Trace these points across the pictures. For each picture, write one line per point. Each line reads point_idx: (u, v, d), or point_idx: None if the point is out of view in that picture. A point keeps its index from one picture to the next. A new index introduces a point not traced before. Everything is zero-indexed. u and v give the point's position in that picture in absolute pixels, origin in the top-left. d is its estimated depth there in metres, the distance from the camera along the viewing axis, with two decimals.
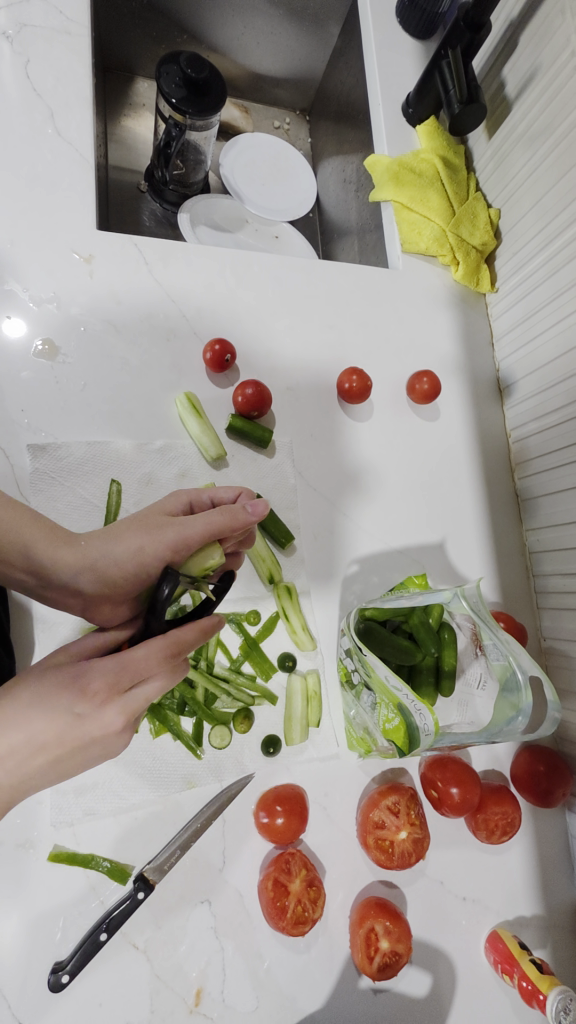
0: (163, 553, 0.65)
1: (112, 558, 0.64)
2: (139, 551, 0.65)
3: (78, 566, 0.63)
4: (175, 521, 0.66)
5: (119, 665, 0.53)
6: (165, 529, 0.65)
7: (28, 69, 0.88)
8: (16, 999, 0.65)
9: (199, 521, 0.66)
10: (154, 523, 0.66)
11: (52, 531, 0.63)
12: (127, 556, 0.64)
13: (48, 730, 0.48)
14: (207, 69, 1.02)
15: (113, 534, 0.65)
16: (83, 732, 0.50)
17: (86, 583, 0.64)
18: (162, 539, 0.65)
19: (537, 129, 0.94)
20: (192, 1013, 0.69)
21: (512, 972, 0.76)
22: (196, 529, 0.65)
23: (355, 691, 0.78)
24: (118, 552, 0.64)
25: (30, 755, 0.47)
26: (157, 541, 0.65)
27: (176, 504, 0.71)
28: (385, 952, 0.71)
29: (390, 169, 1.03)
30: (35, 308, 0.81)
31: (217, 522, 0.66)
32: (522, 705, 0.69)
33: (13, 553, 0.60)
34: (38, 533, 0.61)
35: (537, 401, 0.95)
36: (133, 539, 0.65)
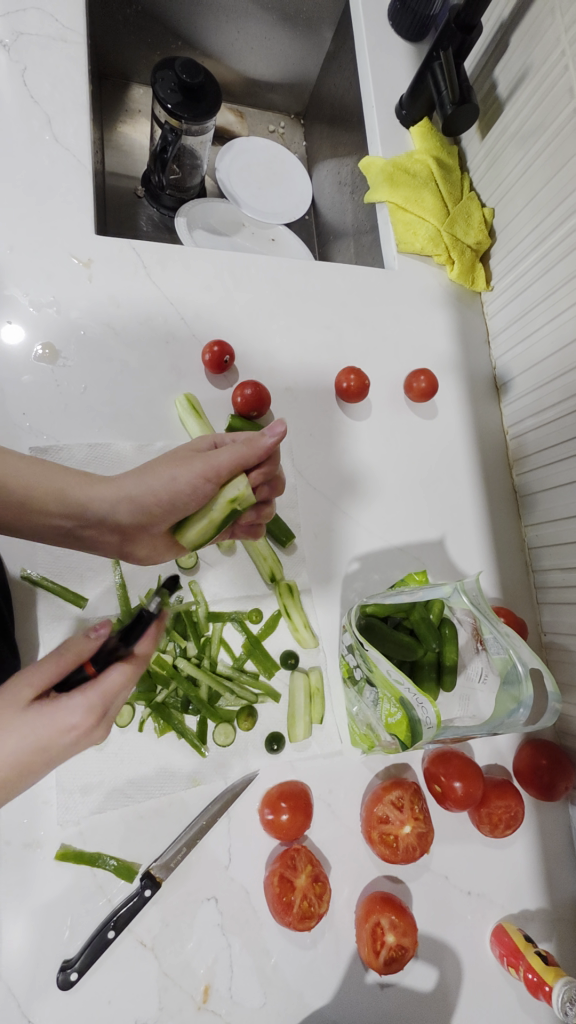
0: (195, 482, 0.67)
1: (148, 492, 0.65)
2: (173, 484, 0.66)
3: (115, 499, 0.64)
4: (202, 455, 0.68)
5: (98, 696, 0.53)
6: (194, 461, 0.67)
7: (25, 77, 0.89)
8: (25, 996, 0.66)
9: (224, 453, 0.68)
10: (183, 457, 0.68)
11: (84, 478, 0.63)
12: (161, 488, 0.66)
13: (44, 762, 0.49)
14: (202, 74, 1.03)
15: (146, 470, 0.66)
16: (69, 755, 0.52)
17: (123, 516, 0.66)
18: (193, 469, 0.67)
19: (529, 128, 0.95)
20: (200, 1010, 0.70)
21: (518, 965, 0.76)
22: (223, 458, 0.68)
23: (357, 687, 0.79)
24: (152, 483, 0.65)
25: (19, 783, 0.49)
26: (189, 470, 0.67)
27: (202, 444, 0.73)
28: (391, 945, 0.71)
29: (385, 170, 1.04)
30: (35, 312, 0.82)
31: (241, 453, 0.68)
32: (522, 697, 0.69)
33: (48, 502, 0.61)
34: (70, 479, 0.62)
35: (534, 396, 0.96)
36: (164, 473, 0.66)
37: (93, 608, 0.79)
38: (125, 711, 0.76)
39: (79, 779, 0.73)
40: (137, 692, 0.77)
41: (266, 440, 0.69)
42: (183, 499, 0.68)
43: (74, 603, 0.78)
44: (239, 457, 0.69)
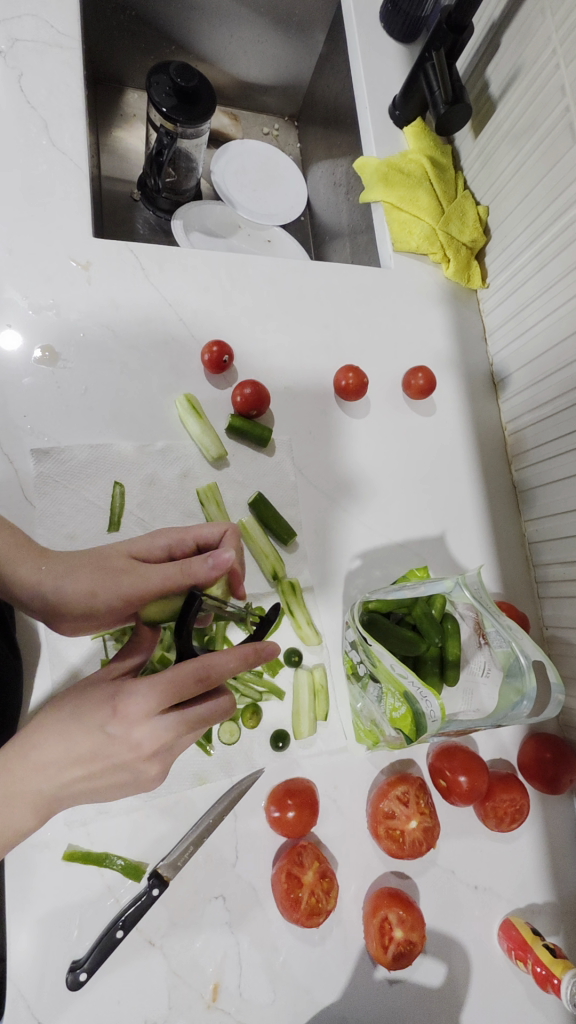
0: (115, 600, 0.65)
1: (67, 591, 0.65)
2: (91, 595, 0.65)
3: (36, 586, 0.64)
4: (132, 570, 0.66)
5: (150, 691, 0.51)
6: (120, 577, 0.65)
7: (21, 82, 0.90)
8: (33, 997, 0.66)
9: (157, 571, 0.65)
10: (111, 565, 0.66)
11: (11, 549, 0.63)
12: (80, 596, 0.65)
13: (82, 745, 0.49)
14: (196, 79, 1.04)
15: (72, 568, 0.65)
16: (116, 752, 0.50)
17: (41, 607, 0.66)
18: (117, 586, 0.65)
19: (521, 127, 0.95)
20: (210, 1008, 0.70)
21: (526, 958, 0.76)
22: (152, 579, 0.64)
23: (361, 683, 0.79)
24: (70, 588, 0.65)
25: (64, 766, 0.49)
26: (111, 586, 0.65)
27: (153, 548, 0.69)
28: (399, 940, 0.72)
29: (379, 170, 1.05)
30: (35, 315, 0.83)
31: (174, 578, 0.64)
32: (526, 689, 0.70)
33: None
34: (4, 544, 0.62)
35: (531, 392, 0.96)
36: (87, 577, 0.65)
37: None
38: None
39: None
40: None
41: (207, 567, 0.63)
42: (100, 609, 0.66)
43: None
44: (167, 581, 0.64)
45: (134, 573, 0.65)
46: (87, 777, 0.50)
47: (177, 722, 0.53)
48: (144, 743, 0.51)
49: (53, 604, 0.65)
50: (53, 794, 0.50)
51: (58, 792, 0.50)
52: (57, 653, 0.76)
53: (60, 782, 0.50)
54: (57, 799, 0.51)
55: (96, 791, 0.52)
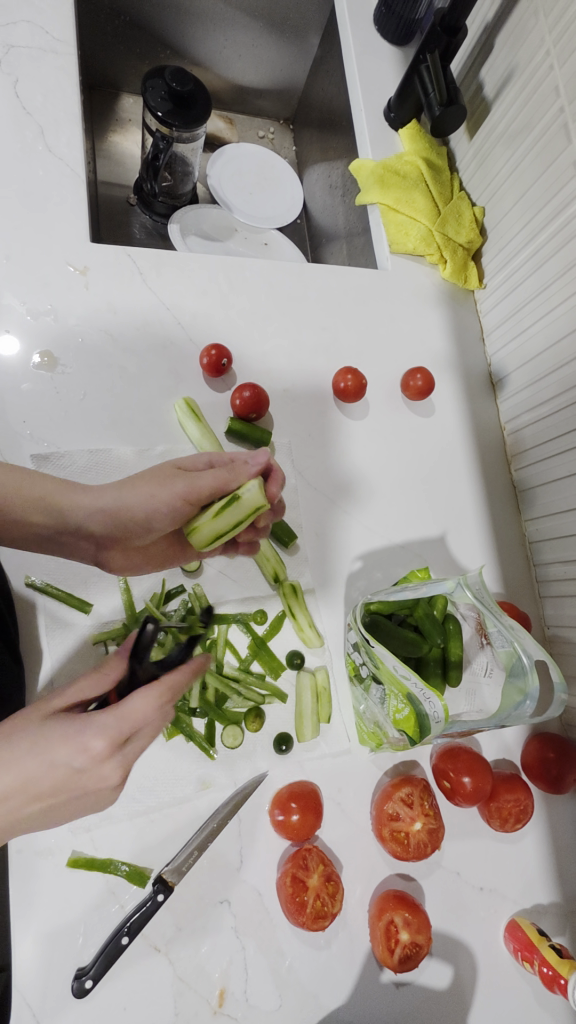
0: (174, 498, 0.71)
1: (124, 505, 0.70)
2: (150, 502, 0.71)
3: (93, 510, 0.68)
4: (183, 474, 0.72)
5: (119, 719, 0.51)
6: (173, 483, 0.71)
7: (17, 88, 0.90)
8: (38, 1003, 0.66)
9: (206, 475, 0.72)
10: (162, 475, 0.72)
11: (63, 485, 0.67)
12: (140, 503, 0.70)
13: (44, 780, 0.47)
14: (192, 83, 1.04)
15: (127, 483, 0.70)
16: (80, 783, 0.50)
17: (100, 526, 0.70)
18: (173, 491, 0.71)
19: (516, 128, 0.96)
20: (216, 1014, 0.69)
21: (533, 959, 0.76)
22: (204, 480, 0.72)
23: (364, 685, 0.79)
24: (130, 499, 0.70)
25: (23, 804, 0.47)
26: (168, 487, 0.71)
27: (197, 462, 0.76)
28: (405, 943, 0.71)
29: (375, 172, 1.06)
30: (33, 321, 0.83)
31: (222, 475, 0.73)
32: (529, 689, 0.70)
33: (34, 508, 0.64)
34: (53, 488, 0.66)
35: (529, 392, 0.96)
36: (142, 492, 0.70)
37: (97, 612, 0.78)
38: None
39: None
40: None
41: (249, 466, 0.74)
42: (157, 515, 0.72)
43: (79, 609, 0.77)
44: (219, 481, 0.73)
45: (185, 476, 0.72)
46: (45, 810, 0.49)
47: (137, 748, 0.53)
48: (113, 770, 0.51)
49: (117, 519, 0.70)
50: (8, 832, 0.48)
51: (14, 828, 0.48)
52: (59, 657, 0.76)
53: (17, 817, 0.47)
54: (11, 831, 0.49)
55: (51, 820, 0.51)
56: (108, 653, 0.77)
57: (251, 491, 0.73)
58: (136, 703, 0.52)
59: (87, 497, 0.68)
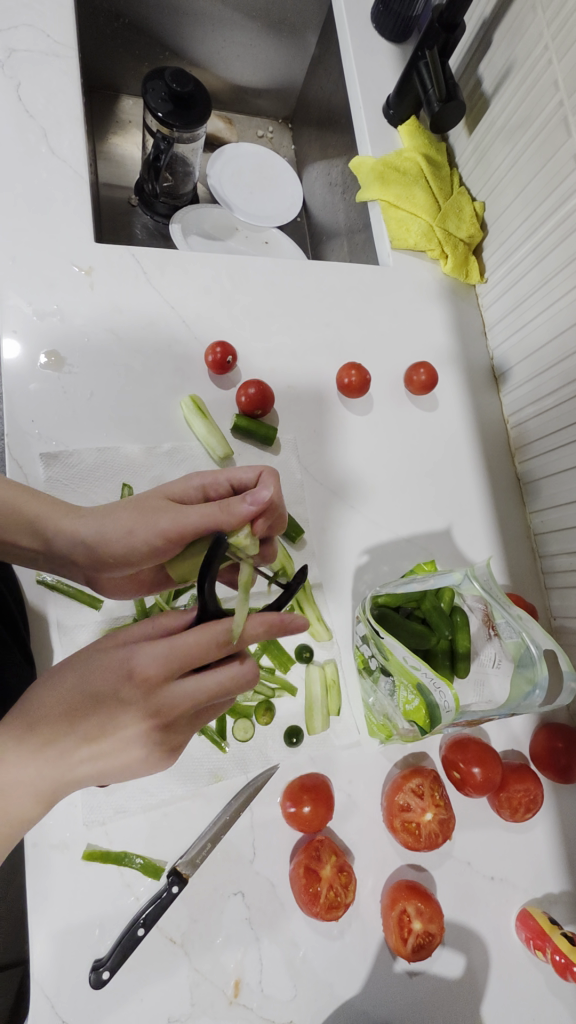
0: (154, 535, 0.63)
1: (108, 537, 0.63)
2: (128, 535, 0.63)
3: (74, 540, 0.63)
4: (171, 507, 0.63)
5: (169, 651, 0.51)
6: (157, 516, 0.63)
7: (20, 91, 0.90)
8: (57, 996, 0.66)
9: (194, 511, 0.62)
10: (150, 506, 0.64)
11: (51, 503, 0.64)
12: (119, 536, 0.63)
13: (88, 717, 0.48)
14: (191, 84, 1.06)
15: (108, 512, 0.64)
16: (132, 720, 0.49)
17: (84, 555, 0.65)
18: (155, 524, 0.63)
19: (516, 122, 0.96)
20: (232, 1004, 0.70)
21: (545, 947, 0.77)
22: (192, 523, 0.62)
23: (373, 677, 0.79)
24: (110, 532, 0.63)
25: (70, 746, 0.47)
26: (146, 521, 0.63)
27: (190, 491, 0.68)
28: (418, 932, 0.72)
29: (375, 169, 1.06)
30: (38, 321, 0.83)
31: (214, 518, 0.61)
32: (538, 678, 0.70)
33: (20, 526, 0.62)
34: (44, 507, 0.63)
35: (533, 385, 0.97)
36: (126, 521, 0.63)
37: (108, 610, 0.79)
38: None
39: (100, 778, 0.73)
40: None
41: (247, 505, 0.61)
42: (138, 553, 0.65)
43: (90, 605, 0.78)
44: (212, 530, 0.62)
45: (168, 512, 0.63)
46: (98, 757, 0.48)
47: (194, 690, 0.52)
48: (162, 710, 0.50)
49: (96, 550, 0.64)
50: (58, 786, 0.48)
51: (67, 772, 0.48)
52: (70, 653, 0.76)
53: (62, 762, 0.47)
54: (61, 784, 0.48)
55: (103, 776, 0.51)
56: None
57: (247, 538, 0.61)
58: (188, 634, 0.52)
59: (71, 524, 0.63)
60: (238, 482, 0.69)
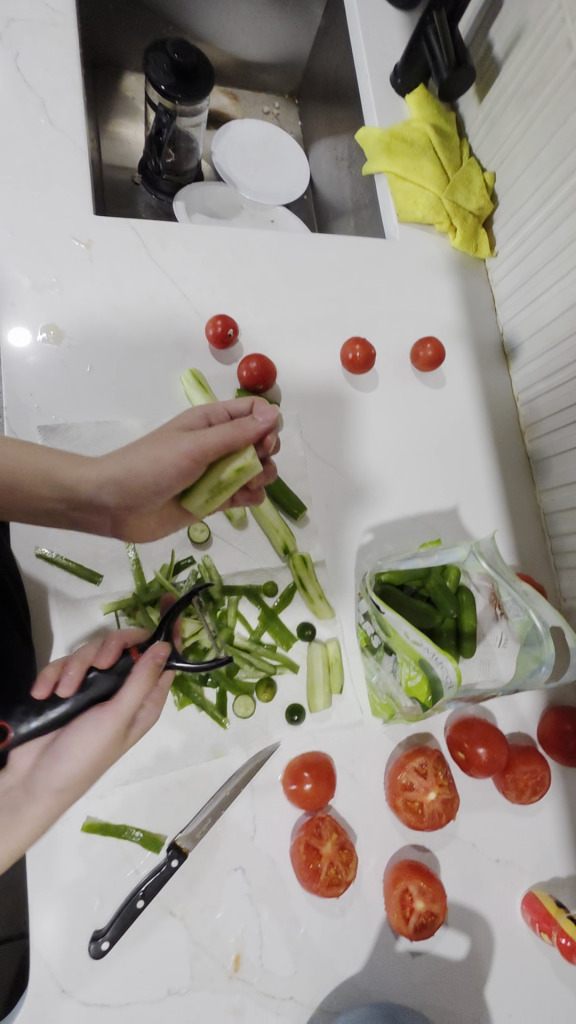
0: (181, 461, 0.64)
1: (134, 470, 0.62)
2: (154, 466, 0.63)
3: (99, 482, 0.61)
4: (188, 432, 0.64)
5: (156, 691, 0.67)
6: (179, 442, 0.63)
7: (18, 62, 0.89)
8: (56, 965, 0.67)
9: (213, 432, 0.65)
10: (167, 436, 0.64)
11: (59, 459, 0.60)
12: (146, 467, 0.62)
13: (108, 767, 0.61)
14: (194, 54, 1.04)
15: (127, 449, 0.62)
16: None
17: (112, 497, 0.62)
18: (180, 449, 0.63)
19: (527, 88, 0.93)
20: (232, 978, 0.70)
21: (551, 930, 0.76)
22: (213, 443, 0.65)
23: (376, 655, 0.78)
24: (135, 464, 0.62)
25: None
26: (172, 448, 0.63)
27: (195, 421, 0.69)
28: (421, 912, 0.71)
29: (381, 140, 1.03)
30: (37, 294, 0.83)
31: (230, 437, 0.65)
32: (544, 655, 0.68)
33: (38, 484, 0.59)
34: (54, 459, 0.59)
35: (544, 361, 0.94)
36: (148, 452, 0.62)
37: (107, 584, 0.78)
38: None
39: None
40: None
41: (258, 424, 0.68)
42: (167, 478, 0.64)
43: (89, 580, 0.76)
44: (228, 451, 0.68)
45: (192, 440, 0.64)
46: None
47: None
48: None
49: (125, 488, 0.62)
50: None
51: None
52: (69, 630, 0.75)
53: None
54: None
55: None
56: (118, 623, 0.76)
57: (250, 457, 0.69)
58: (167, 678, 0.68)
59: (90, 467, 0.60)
60: (236, 414, 0.72)
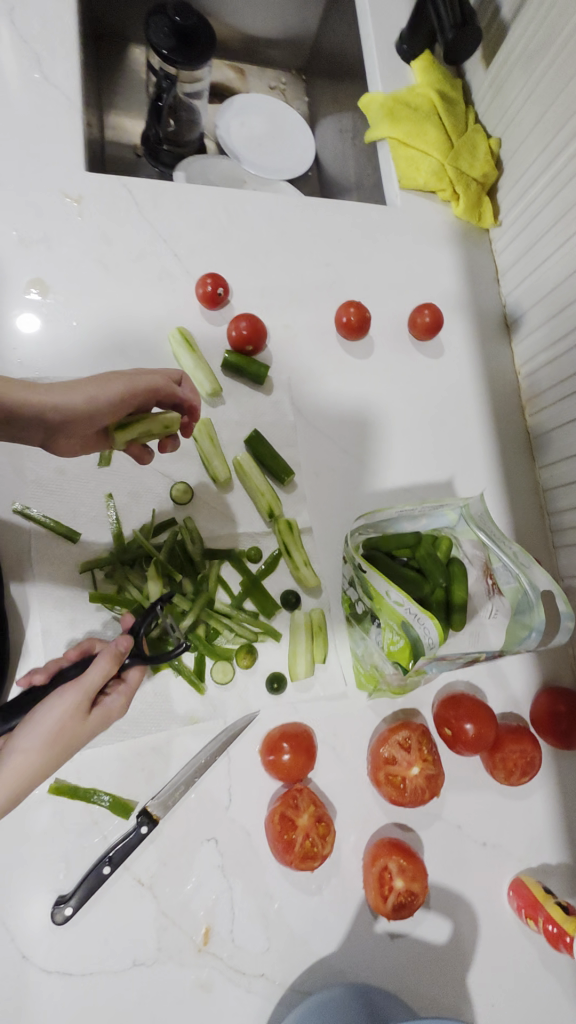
0: (116, 397, 0.64)
1: (73, 403, 0.61)
2: (89, 399, 0.62)
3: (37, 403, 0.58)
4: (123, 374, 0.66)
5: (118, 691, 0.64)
6: (113, 381, 0.64)
7: (14, 17, 0.88)
8: (17, 927, 0.65)
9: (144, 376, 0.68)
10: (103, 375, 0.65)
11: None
12: (82, 400, 0.61)
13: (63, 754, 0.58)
14: (195, 17, 1.02)
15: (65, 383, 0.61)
16: None
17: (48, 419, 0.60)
18: (115, 386, 0.64)
19: (534, 46, 0.90)
20: (200, 952, 0.67)
21: (537, 917, 0.72)
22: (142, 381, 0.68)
23: (361, 624, 0.75)
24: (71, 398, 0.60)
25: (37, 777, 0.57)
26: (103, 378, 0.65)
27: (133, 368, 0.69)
28: (400, 891, 0.68)
29: (384, 105, 1.00)
30: (25, 248, 0.82)
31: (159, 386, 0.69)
32: (535, 622, 0.68)
33: None
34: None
35: (546, 330, 0.91)
36: (87, 389, 0.62)
37: (86, 544, 0.76)
38: None
39: None
40: None
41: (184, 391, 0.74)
42: (102, 410, 0.64)
43: (66, 538, 0.75)
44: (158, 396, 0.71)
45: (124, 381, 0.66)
46: None
47: None
48: None
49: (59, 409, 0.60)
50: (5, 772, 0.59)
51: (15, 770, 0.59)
52: (43, 584, 0.74)
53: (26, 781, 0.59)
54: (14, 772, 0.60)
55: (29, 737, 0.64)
56: (95, 584, 0.75)
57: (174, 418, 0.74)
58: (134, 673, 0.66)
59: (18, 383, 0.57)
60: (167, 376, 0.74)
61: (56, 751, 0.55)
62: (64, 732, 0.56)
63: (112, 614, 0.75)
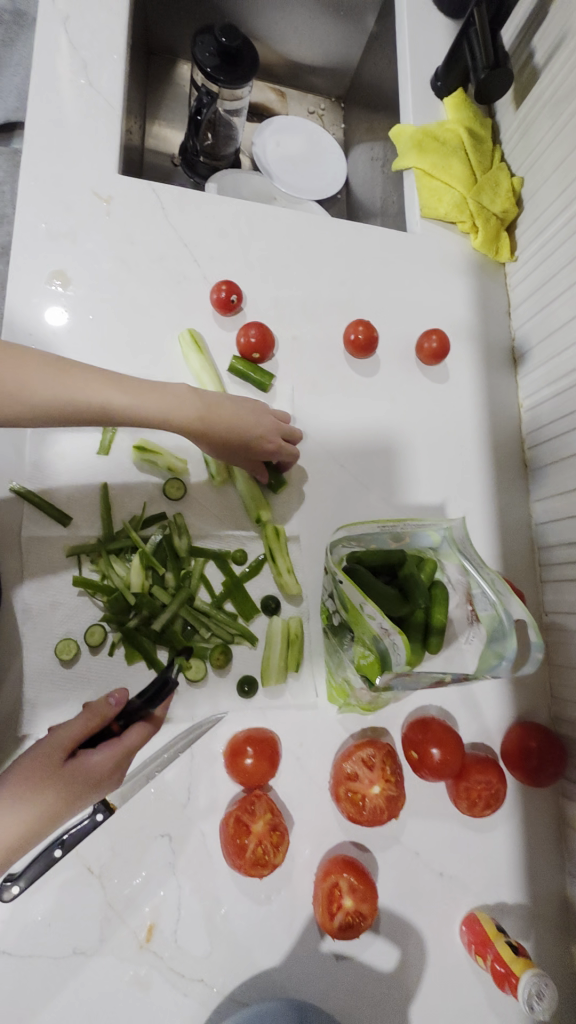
0: (269, 426, 0.79)
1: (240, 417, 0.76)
2: (251, 422, 0.77)
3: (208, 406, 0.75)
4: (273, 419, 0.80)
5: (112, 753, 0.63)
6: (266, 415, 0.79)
7: (67, 25, 0.92)
8: None
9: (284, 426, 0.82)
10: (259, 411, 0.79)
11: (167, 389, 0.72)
12: (244, 416, 0.77)
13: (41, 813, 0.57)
14: (240, 39, 1.05)
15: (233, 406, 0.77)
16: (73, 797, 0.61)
17: (217, 424, 0.75)
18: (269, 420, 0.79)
19: (562, 95, 0.92)
20: (141, 949, 0.67)
21: (486, 954, 0.71)
22: (251, 408, 0.79)
23: (336, 636, 0.75)
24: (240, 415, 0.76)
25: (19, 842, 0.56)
26: (227, 401, 0.77)
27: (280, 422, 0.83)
28: (348, 909, 0.68)
29: (413, 137, 1.03)
30: (51, 241, 0.85)
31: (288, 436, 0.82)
32: (506, 650, 0.69)
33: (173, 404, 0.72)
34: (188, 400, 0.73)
35: (551, 367, 0.92)
36: (248, 412, 0.78)
37: (75, 530, 0.78)
38: (96, 631, 0.74)
39: (42, 692, 0.72)
40: (109, 616, 0.75)
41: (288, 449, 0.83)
42: (259, 432, 0.78)
43: (57, 520, 0.77)
44: (267, 431, 0.78)
45: (252, 407, 0.79)
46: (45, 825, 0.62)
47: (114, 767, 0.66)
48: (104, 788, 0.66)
49: (202, 415, 0.74)
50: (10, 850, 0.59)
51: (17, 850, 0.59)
52: (28, 565, 0.75)
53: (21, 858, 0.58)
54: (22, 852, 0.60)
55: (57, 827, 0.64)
56: (80, 570, 0.77)
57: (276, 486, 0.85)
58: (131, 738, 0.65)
59: (179, 392, 0.73)
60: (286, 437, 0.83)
61: (27, 800, 0.57)
62: (33, 779, 0.58)
63: (93, 600, 0.76)
